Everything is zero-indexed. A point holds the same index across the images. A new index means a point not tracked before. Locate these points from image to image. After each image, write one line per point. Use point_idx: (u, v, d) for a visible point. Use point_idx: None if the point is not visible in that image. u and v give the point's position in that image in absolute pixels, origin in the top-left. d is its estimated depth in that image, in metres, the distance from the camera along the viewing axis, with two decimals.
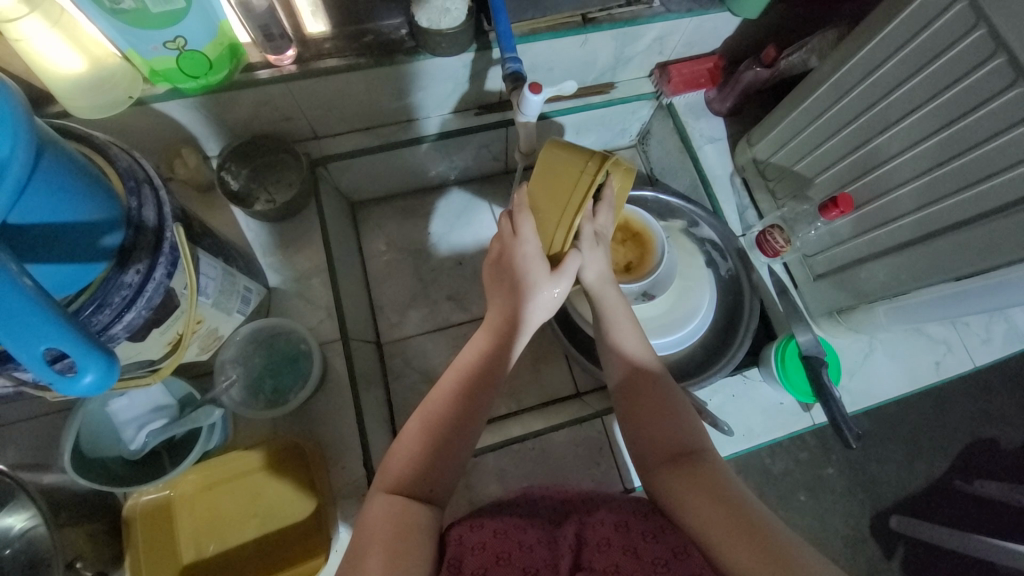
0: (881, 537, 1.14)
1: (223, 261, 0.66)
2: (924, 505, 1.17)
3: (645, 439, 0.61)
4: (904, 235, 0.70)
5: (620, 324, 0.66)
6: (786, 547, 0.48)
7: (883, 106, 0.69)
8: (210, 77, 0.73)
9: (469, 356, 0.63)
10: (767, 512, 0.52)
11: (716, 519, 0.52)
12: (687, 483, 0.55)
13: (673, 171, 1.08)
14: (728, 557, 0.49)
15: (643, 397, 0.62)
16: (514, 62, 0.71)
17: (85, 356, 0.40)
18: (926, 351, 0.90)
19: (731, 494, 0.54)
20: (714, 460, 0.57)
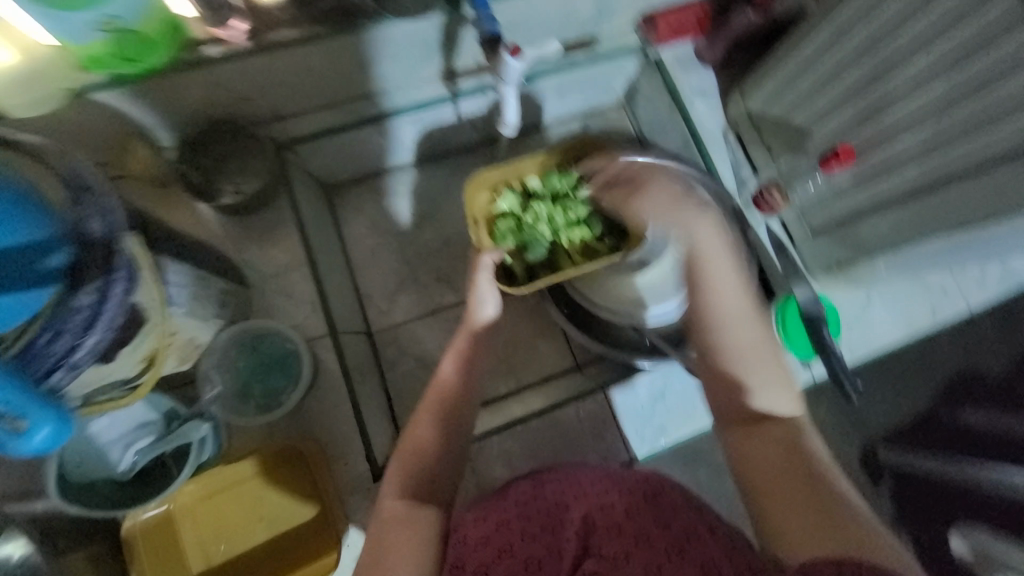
0: None
1: (191, 266, 0.61)
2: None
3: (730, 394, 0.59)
4: (912, 182, 0.68)
5: (715, 273, 0.61)
6: (860, 530, 0.48)
7: (886, 50, 0.65)
8: (148, 61, 0.65)
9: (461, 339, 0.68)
10: (845, 494, 0.52)
11: (792, 503, 0.52)
12: (760, 446, 0.56)
13: (661, 128, 1.01)
14: (773, 520, 0.52)
15: (727, 357, 0.59)
16: (490, 22, 0.64)
17: (41, 414, 0.45)
18: (923, 299, 0.90)
19: (806, 465, 0.54)
20: (801, 433, 0.57)
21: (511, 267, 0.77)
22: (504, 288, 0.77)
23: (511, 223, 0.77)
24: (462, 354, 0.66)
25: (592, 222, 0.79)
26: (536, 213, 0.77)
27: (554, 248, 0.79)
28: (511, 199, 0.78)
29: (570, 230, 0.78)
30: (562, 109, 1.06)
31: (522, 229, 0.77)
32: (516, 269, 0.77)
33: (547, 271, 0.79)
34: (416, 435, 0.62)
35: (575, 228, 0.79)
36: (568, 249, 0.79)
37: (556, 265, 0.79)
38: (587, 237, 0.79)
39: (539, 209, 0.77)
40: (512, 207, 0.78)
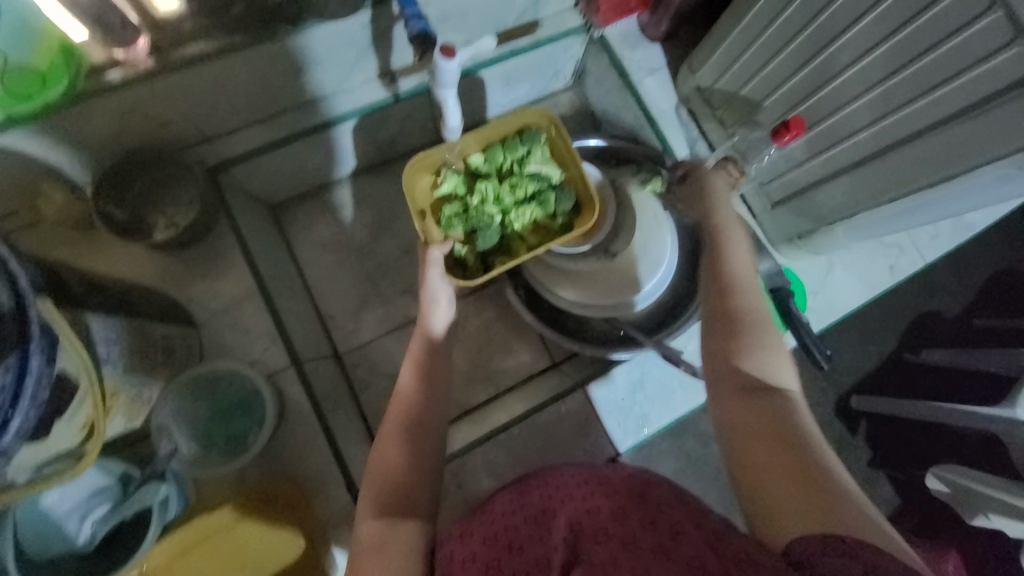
0: (845, 415, 1.26)
1: (123, 317, 0.56)
2: (882, 384, 1.27)
3: (716, 365, 0.60)
4: (860, 152, 0.68)
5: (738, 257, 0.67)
6: (849, 508, 0.46)
7: (828, 15, 0.64)
8: (46, 94, 0.59)
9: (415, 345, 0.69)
10: (838, 472, 0.50)
11: (781, 478, 0.50)
12: (753, 414, 0.55)
13: (616, 112, 1.00)
14: (767, 490, 0.50)
15: (740, 333, 0.61)
16: (418, 21, 0.61)
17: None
18: (881, 257, 0.92)
19: (794, 437, 0.52)
20: (790, 404, 0.56)
21: (461, 255, 0.78)
22: (457, 279, 0.78)
23: (457, 206, 0.78)
24: (422, 363, 0.67)
25: (541, 199, 0.78)
26: (481, 194, 0.78)
27: (505, 231, 0.80)
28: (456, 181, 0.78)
29: (518, 208, 0.78)
30: (511, 99, 1.02)
31: (469, 212, 0.78)
32: (466, 256, 0.78)
33: (499, 255, 0.80)
34: (387, 453, 0.61)
35: (525, 206, 0.78)
36: (519, 229, 0.80)
37: (508, 248, 0.80)
38: (537, 215, 0.79)
39: (484, 190, 0.77)
40: (457, 190, 0.79)
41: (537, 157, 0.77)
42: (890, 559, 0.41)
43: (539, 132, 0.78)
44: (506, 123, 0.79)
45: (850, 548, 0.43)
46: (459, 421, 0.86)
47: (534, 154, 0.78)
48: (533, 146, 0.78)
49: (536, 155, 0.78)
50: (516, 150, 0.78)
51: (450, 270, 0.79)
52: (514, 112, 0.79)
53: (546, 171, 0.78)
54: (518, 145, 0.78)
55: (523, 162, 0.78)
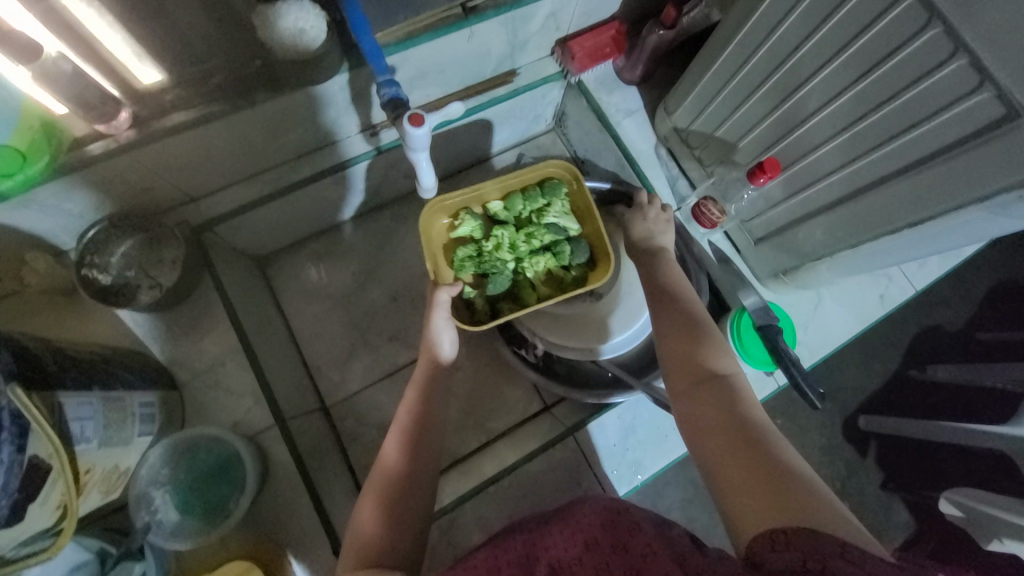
0: (852, 436, 1.24)
1: (100, 389, 0.56)
2: (887, 405, 1.24)
3: (672, 367, 0.62)
4: (835, 193, 0.69)
5: (678, 279, 0.72)
6: (800, 499, 0.46)
7: (793, 63, 0.66)
8: (28, 171, 0.60)
9: (411, 396, 0.68)
10: (791, 464, 0.50)
11: (737, 471, 0.50)
12: (707, 408, 0.57)
13: (597, 152, 1.01)
14: (727, 488, 0.50)
15: (689, 342, 0.63)
16: (390, 87, 0.63)
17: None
18: (869, 287, 0.91)
19: (746, 430, 0.53)
20: (742, 400, 0.57)
21: (471, 298, 0.78)
22: (463, 323, 0.78)
23: (472, 250, 0.79)
24: (410, 417, 0.66)
25: (557, 250, 0.79)
26: (498, 240, 0.79)
27: (517, 276, 0.81)
28: (474, 227, 0.80)
29: (534, 256, 0.79)
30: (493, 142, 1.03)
31: (485, 257, 0.79)
32: (476, 301, 0.78)
33: (508, 300, 0.80)
34: (367, 508, 0.59)
35: (540, 254, 0.80)
36: (530, 278, 0.81)
37: (518, 295, 0.80)
38: (551, 264, 0.80)
39: (501, 236, 0.79)
40: (473, 234, 0.80)
41: (556, 210, 0.79)
42: (829, 540, 0.41)
43: (560, 185, 0.80)
44: (528, 173, 0.81)
45: (794, 538, 0.43)
46: (449, 472, 0.84)
47: (553, 207, 0.80)
48: (553, 198, 0.80)
49: (555, 207, 0.80)
50: (536, 203, 0.80)
51: (458, 312, 0.78)
52: (537, 163, 0.81)
53: (566, 223, 0.80)
54: (539, 196, 0.80)
55: (543, 213, 0.80)
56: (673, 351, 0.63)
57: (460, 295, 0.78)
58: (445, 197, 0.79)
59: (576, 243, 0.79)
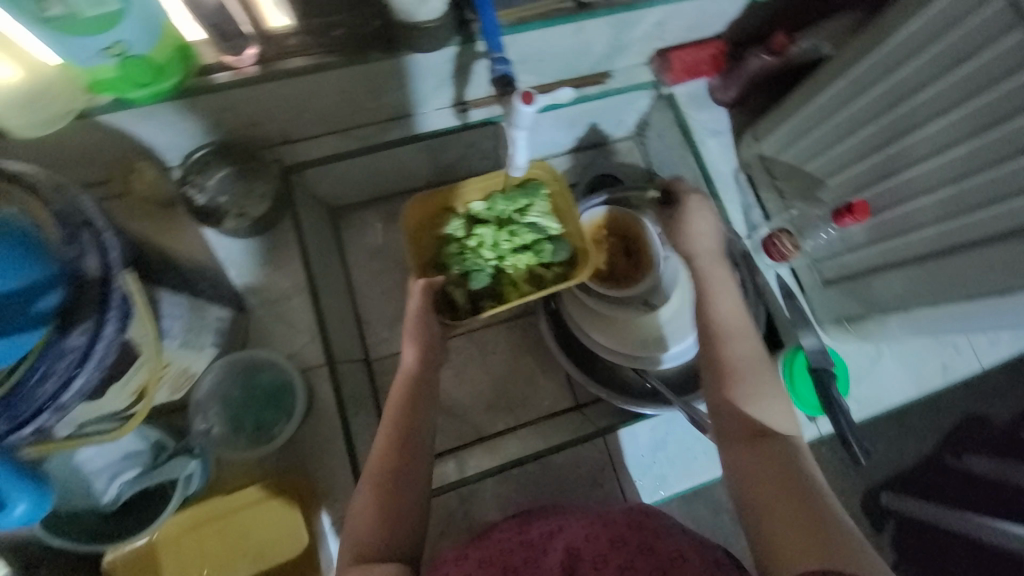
0: (872, 511, 1.17)
1: (190, 294, 0.60)
2: (911, 482, 1.19)
3: (722, 417, 0.60)
4: (927, 246, 0.67)
5: (721, 293, 0.67)
6: (853, 552, 0.46)
7: (907, 108, 0.65)
8: (160, 84, 0.64)
9: (403, 379, 0.67)
10: (843, 518, 0.50)
11: (786, 517, 0.50)
12: (757, 451, 0.56)
13: (673, 167, 1.01)
14: (770, 528, 0.50)
15: (731, 375, 0.61)
16: (503, 65, 0.65)
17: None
18: (934, 353, 0.88)
19: (796, 476, 0.53)
20: (792, 444, 0.56)
21: (452, 295, 0.77)
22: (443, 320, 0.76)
23: (453, 246, 0.79)
24: (404, 399, 0.65)
25: (537, 249, 0.78)
26: (479, 237, 0.78)
27: (499, 275, 0.78)
28: (455, 224, 0.79)
29: (515, 255, 0.78)
30: (572, 138, 1.04)
31: (465, 253, 0.78)
32: (457, 298, 0.76)
33: (490, 299, 0.78)
34: (367, 497, 0.59)
35: (521, 253, 0.78)
36: (512, 276, 0.79)
37: (500, 293, 0.78)
38: (532, 263, 0.78)
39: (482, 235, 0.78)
40: (455, 231, 0.79)
41: (539, 208, 0.78)
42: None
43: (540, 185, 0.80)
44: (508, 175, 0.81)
45: None
46: (474, 448, 0.86)
47: (536, 206, 0.79)
48: (536, 197, 0.79)
49: (538, 206, 0.79)
50: (519, 202, 0.79)
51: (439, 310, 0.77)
52: None
53: (546, 223, 0.79)
54: (522, 194, 0.79)
55: (524, 211, 0.78)
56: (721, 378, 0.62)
57: (443, 294, 0.77)
58: (430, 191, 0.80)
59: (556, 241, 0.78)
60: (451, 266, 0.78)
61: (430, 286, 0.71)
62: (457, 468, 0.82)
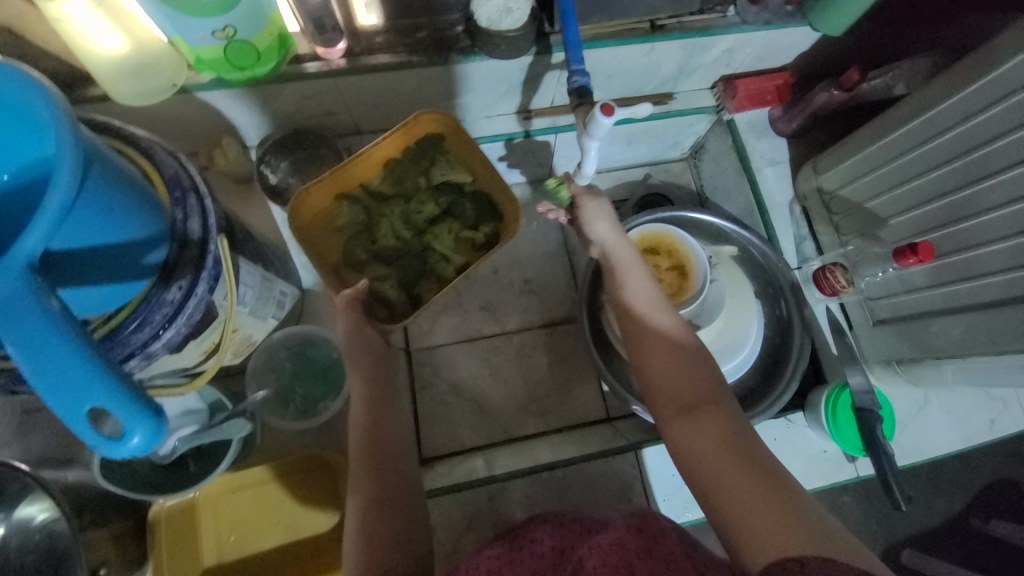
0: (893, 566, 1.13)
1: (262, 267, 0.64)
2: (938, 541, 1.14)
3: (655, 397, 0.59)
4: (992, 295, 0.65)
5: (631, 276, 0.67)
6: (812, 526, 0.45)
7: (981, 154, 0.64)
8: (257, 69, 0.69)
9: (359, 410, 0.63)
10: (803, 495, 0.49)
11: (743, 488, 0.49)
12: (696, 429, 0.54)
13: (726, 192, 1.01)
14: (732, 507, 0.49)
15: (667, 358, 0.59)
16: (582, 77, 0.67)
17: (133, 418, 0.36)
18: (983, 408, 0.85)
19: (742, 444, 0.52)
20: (730, 409, 0.55)
21: (384, 292, 0.76)
22: (382, 319, 0.75)
23: (365, 235, 0.78)
24: (369, 428, 0.61)
25: (457, 212, 0.78)
26: (392, 219, 0.78)
27: (426, 254, 0.78)
28: (359, 210, 0.78)
29: (435, 227, 0.78)
30: (627, 156, 1.06)
31: (380, 242, 0.78)
32: (389, 293, 0.75)
33: (425, 281, 0.78)
34: (355, 541, 0.55)
35: (441, 222, 0.78)
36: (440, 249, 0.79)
37: (434, 271, 0.78)
38: (457, 229, 0.78)
39: (388, 219, 0.78)
40: (364, 217, 0.78)
41: (442, 168, 0.79)
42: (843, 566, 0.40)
43: (435, 141, 0.79)
44: (396, 139, 0.79)
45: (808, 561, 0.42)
46: (503, 447, 0.88)
47: (438, 165, 0.79)
48: (435, 155, 0.79)
49: (439, 165, 0.79)
50: (425, 168, 0.79)
51: (374, 309, 0.75)
52: (402, 125, 0.78)
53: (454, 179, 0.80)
54: (419, 156, 0.78)
55: (429, 174, 0.79)
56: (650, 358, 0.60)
57: (372, 293, 0.76)
58: (327, 175, 0.77)
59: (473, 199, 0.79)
60: (367, 252, 0.78)
61: (354, 299, 0.66)
62: (486, 465, 0.82)
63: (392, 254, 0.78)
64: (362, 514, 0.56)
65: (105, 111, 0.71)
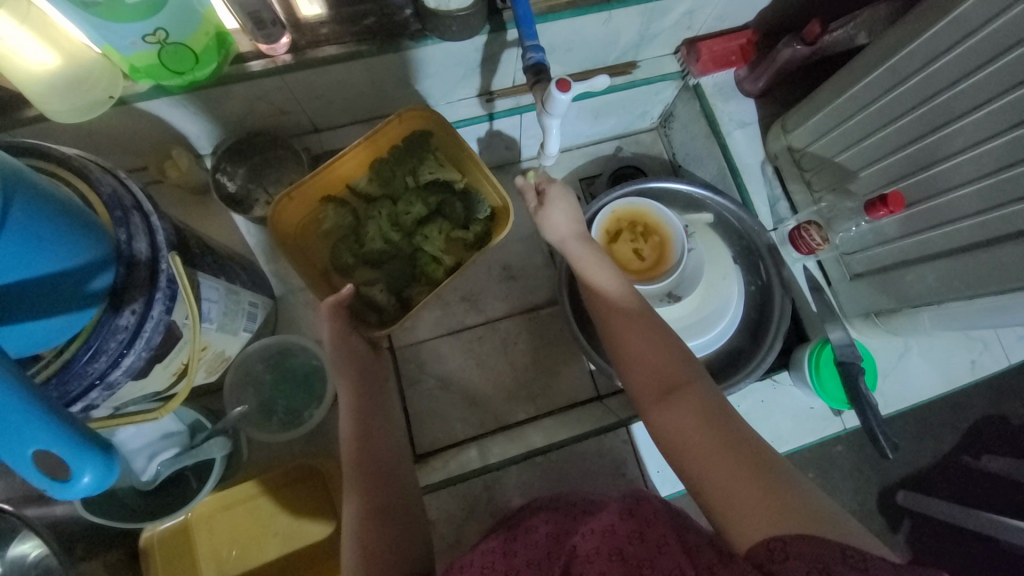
0: (886, 511, 1.16)
1: (225, 280, 0.62)
2: (926, 481, 1.17)
3: (634, 387, 0.59)
4: (961, 239, 0.66)
5: (590, 263, 0.69)
6: (797, 502, 0.46)
7: (945, 98, 0.63)
8: (197, 72, 0.65)
9: (346, 422, 0.62)
10: (790, 472, 0.50)
11: (725, 471, 0.49)
12: (680, 416, 0.54)
13: (697, 158, 1.00)
14: (717, 488, 0.49)
15: (642, 346, 0.59)
16: (537, 52, 0.64)
17: (79, 456, 0.34)
18: (961, 350, 0.86)
19: (724, 424, 0.53)
20: (711, 392, 0.56)
21: (373, 297, 0.74)
22: (372, 324, 0.74)
23: (352, 239, 0.76)
24: (357, 435, 0.61)
25: (447, 211, 0.76)
26: (379, 221, 0.76)
27: (416, 255, 0.76)
28: (344, 214, 0.76)
29: (425, 229, 0.75)
30: (595, 131, 1.04)
31: (366, 245, 0.75)
32: (379, 298, 0.74)
33: (416, 285, 0.77)
34: (352, 553, 0.55)
35: (431, 223, 0.76)
36: (431, 249, 0.76)
37: (424, 274, 0.76)
38: (447, 229, 0.76)
39: (374, 221, 0.75)
40: (351, 220, 0.76)
41: (430, 167, 0.75)
42: (831, 546, 0.41)
43: (425, 138, 0.75)
44: (382, 139, 0.76)
45: (794, 544, 0.42)
46: (496, 436, 0.88)
47: (426, 163, 0.75)
48: (422, 153, 0.75)
49: (427, 163, 0.75)
50: (414, 167, 0.75)
51: (364, 314, 0.74)
52: (386, 120, 0.75)
53: (445, 178, 0.76)
54: (406, 155, 0.75)
55: (416, 173, 0.75)
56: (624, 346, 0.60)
57: (361, 297, 0.74)
58: (306, 180, 0.74)
59: (468, 198, 0.76)
60: (354, 258, 0.76)
61: (338, 307, 0.64)
62: (480, 455, 0.82)
63: (380, 256, 0.76)
64: (358, 526, 0.55)
65: (43, 132, 0.67)
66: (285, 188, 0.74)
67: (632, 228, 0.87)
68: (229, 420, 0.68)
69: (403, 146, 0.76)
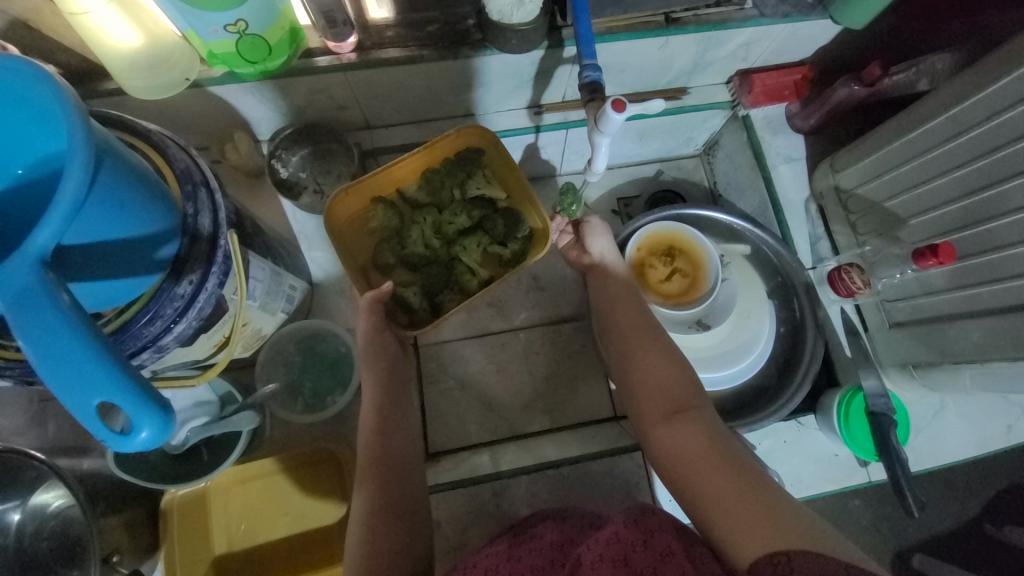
0: None
1: (272, 262, 0.64)
2: (951, 547, 1.11)
3: (641, 402, 0.59)
4: (1014, 298, 0.63)
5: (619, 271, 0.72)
6: (799, 525, 0.46)
7: (1007, 152, 0.61)
8: (268, 63, 0.68)
9: (366, 406, 0.64)
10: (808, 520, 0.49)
11: (726, 487, 0.49)
12: (685, 435, 0.54)
13: (740, 190, 0.99)
14: (719, 510, 0.49)
15: (652, 363, 0.61)
16: (594, 71, 0.66)
17: (140, 411, 0.36)
18: (1000, 415, 0.82)
19: (726, 447, 0.53)
20: (714, 414, 0.57)
21: (406, 297, 0.75)
22: (401, 324, 0.76)
23: (396, 241, 0.78)
24: (375, 426, 0.62)
25: (488, 227, 0.77)
26: (423, 227, 0.77)
27: (452, 263, 0.78)
28: (391, 216, 0.77)
29: (465, 240, 0.78)
30: (639, 152, 1.04)
31: (408, 248, 0.77)
32: (411, 299, 0.75)
33: (448, 292, 0.77)
34: (359, 544, 0.55)
35: (471, 235, 0.78)
36: (468, 260, 0.78)
37: (458, 283, 0.77)
38: (485, 244, 0.78)
39: (418, 226, 0.77)
40: (396, 222, 0.77)
41: (478, 182, 0.77)
42: (834, 563, 0.41)
43: (478, 154, 0.77)
44: (437, 150, 0.78)
45: (798, 559, 0.42)
46: (509, 444, 0.88)
47: (475, 178, 0.77)
48: (472, 168, 0.77)
49: (475, 179, 0.77)
50: (462, 180, 0.77)
51: (395, 313, 0.76)
52: (446, 133, 0.77)
53: (489, 195, 0.78)
54: (456, 168, 0.77)
55: (464, 187, 0.77)
56: (636, 358, 0.62)
57: (394, 297, 0.75)
58: (360, 180, 0.76)
59: (510, 216, 0.77)
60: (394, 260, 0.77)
61: (377, 302, 0.66)
62: (492, 462, 0.83)
63: (420, 261, 0.78)
64: (369, 518, 0.56)
65: (120, 104, 0.71)
66: (341, 186, 0.77)
67: (650, 255, 0.86)
68: (258, 396, 0.70)
69: (455, 159, 0.77)
